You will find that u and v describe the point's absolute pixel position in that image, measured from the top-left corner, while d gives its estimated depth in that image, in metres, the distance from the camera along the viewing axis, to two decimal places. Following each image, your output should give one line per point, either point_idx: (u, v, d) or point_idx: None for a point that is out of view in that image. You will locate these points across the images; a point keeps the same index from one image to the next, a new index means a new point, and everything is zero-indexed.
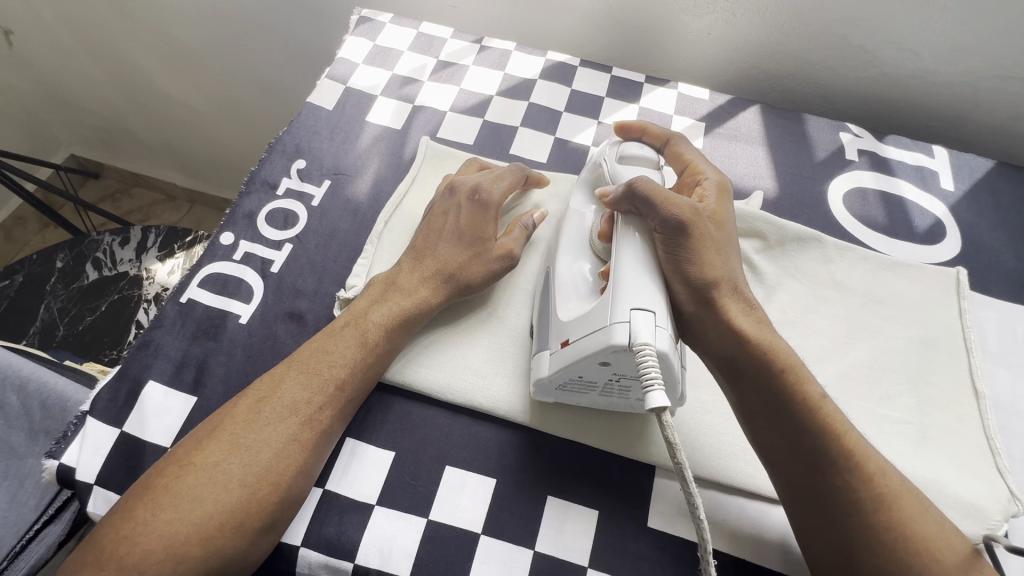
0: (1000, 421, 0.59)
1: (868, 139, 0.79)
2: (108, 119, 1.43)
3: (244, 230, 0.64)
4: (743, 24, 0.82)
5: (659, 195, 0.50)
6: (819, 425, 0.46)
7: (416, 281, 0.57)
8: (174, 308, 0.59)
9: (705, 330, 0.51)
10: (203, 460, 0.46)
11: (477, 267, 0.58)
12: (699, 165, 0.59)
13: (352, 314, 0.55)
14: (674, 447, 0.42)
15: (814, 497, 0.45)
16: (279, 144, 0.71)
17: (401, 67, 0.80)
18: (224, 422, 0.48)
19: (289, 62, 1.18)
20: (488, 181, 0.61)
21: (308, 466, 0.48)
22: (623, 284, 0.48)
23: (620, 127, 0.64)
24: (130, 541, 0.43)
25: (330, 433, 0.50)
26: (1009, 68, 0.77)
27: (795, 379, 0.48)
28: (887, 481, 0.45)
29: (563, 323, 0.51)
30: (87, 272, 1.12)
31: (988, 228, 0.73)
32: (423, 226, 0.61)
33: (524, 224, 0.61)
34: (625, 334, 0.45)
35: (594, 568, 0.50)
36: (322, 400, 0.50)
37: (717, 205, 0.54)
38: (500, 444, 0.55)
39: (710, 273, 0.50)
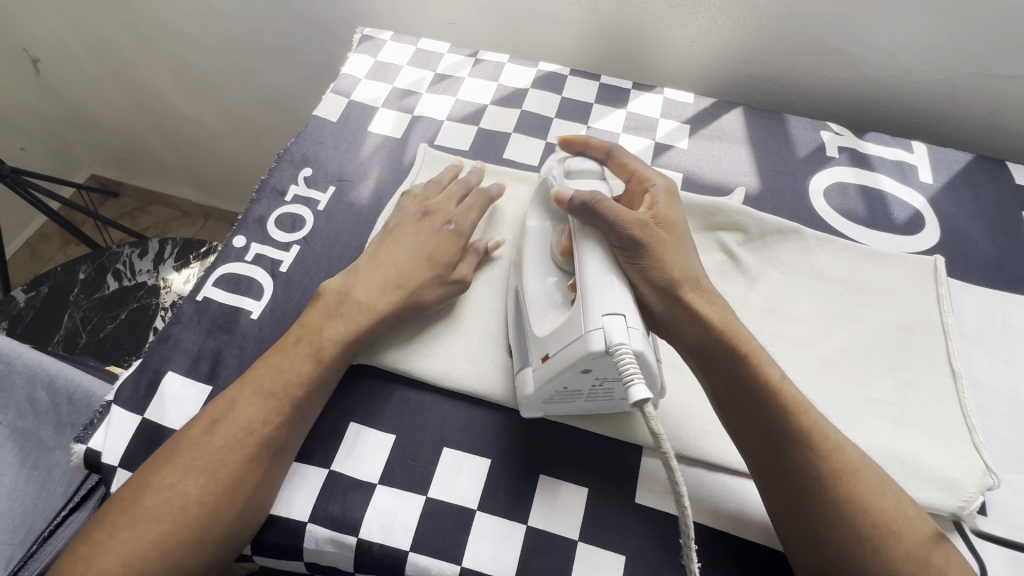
0: (979, 401, 0.61)
1: (848, 136, 0.82)
2: (128, 141, 1.50)
3: (254, 233, 0.69)
4: (725, 31, 0.86)
5: (609, 209, 0.54)
6: (781, 405, 0.49)
7: (372, 291, 0.59)
8: (190, 305, 0.63)
9: (677, 326, 0.54)
10: (160, 482, 0.49)
11: (434, 290, 0.61)
12: (645, 173, 0.63)
13: (306, 331, 0.58)
14: (658, 436, 0.44)
15: (779, 475, 0.48)
16: (287, 154, 0.76)
17: (401, 81, 0.85)
18: (183, 445, 0.51)
19: (296, 81, 1.24)
20: (460, 213, 0.67)
21: (262, 480, 0.51)
22: (591, 291, 0.51)
23: (563, 141, 0.67)
24: (88, 561, 0.45)
25: (284, 449, 0.53)
26: (982, 65, 0.80)
27: (758, 364, 0.51)
28: (845, 457, 0.48)
29: (542, 338, 0.54)
30: (108, 283, 1.18)
31: (967, 218, 0.75)
32: (383, 240, 0.64)
33: (463, 246, 0.65)
34: (601, 339, 0.48)
35: (583, 541, 0.52)
36: (278, 420, 0.53)
37: (667, 211, 0.59)
38: (495, 424, 0.58)
39: (672, 272, 0.54)
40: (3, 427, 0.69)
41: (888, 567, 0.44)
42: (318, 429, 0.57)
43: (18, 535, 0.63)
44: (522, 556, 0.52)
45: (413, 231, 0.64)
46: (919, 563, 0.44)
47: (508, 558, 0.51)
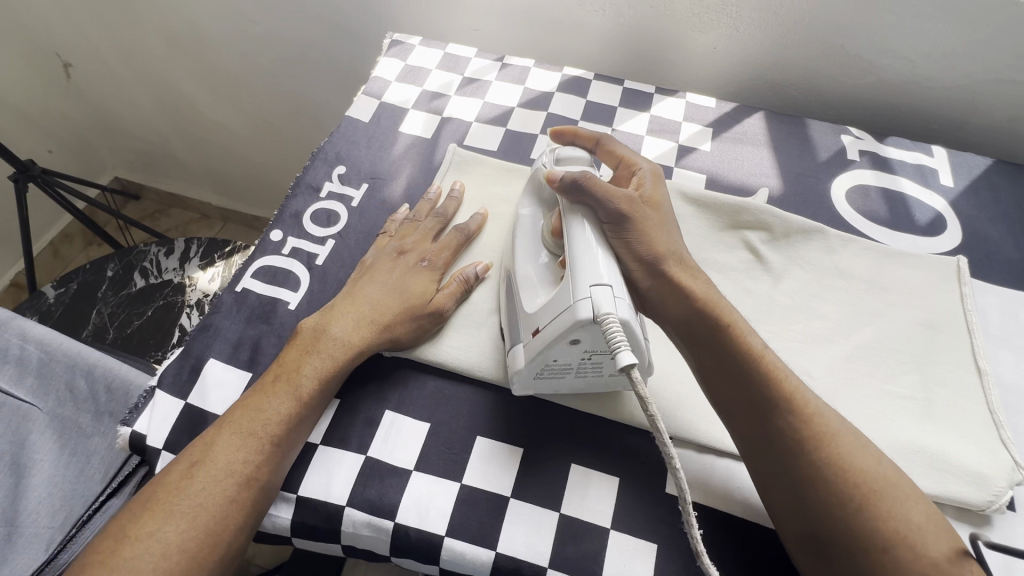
0: (1005, 399, 0.61)
1: (868, 140, 0.83)
2: (152, 143, 1.54)
3: (291, 228, 0.71)
4: (746, 38, 0.88)
5: (599, 187, 0.56)
6: (760, 373, 0.51)
7: (347, 327, 0.59)
8: (230, 296, 0.65)
9: (661, 301, 0.56)
10: (139, 531, 0.46)
11: (408, 324, 0.60)
12: (631, 158, 0.65)
13: (284, 364, 0.57)
14: (646, 401, 0.45)
15: (762, 442, 0.50)
16: (322, 152, 0.78)
17: (430, 84, 0.88)
18: (161, 490, 0.49)
19: (318, 85, 1.27)
20: (433, 250, 0.66)
21: (242, 522, 0.49)
22: (579, 265, 0.52)
23: (555, 133, 0.70)
24: None
25: (266, 488, 0.51)
26: (1001, 71, 0.81)
27: (738, 336, 0.53)
28: (824, 420, 0.49)
29: (531, 315, 0.55)
30: (135, 280, 1.21)
31: (987, 220, 0.76)
32: (359, 276, 0.64)
33: (436, 283, 0.64)
34: (588, 308, 0.48)
35: (615, 529, 0.53)
36: (260, 459, 0.51)
37: (653, 191, 0.62)
38: (527, 414, 0.59)
39: (655, 245, 0.57)
40: (44, 414, 0.71)
41: (871, 528, 0.45)
42: (354, 416, 0.59)
43: (59, 520, 0.65)
44: (556, 542, 0.53)
45: (384, 269, 0.64)
46: (901, 522, 0.45)
47: (542, 544, 0.52)
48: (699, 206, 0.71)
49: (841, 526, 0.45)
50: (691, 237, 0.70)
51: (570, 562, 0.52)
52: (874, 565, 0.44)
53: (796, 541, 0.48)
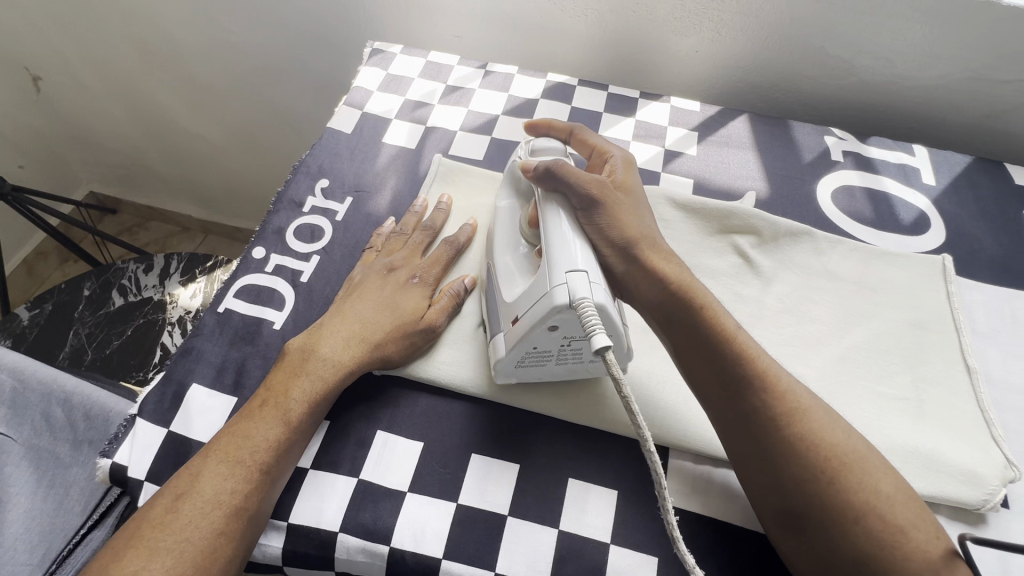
0: (994, 396, 0.62)
1: (851, 141, 0.84)
2: (128, 156, 1.50)
3: (274, 244, 0.69)
4: (727, 41, 0.89)
5: (569, 174, 0.56)
6: (735, 352, 0.51)
7: (338, 345, 0.57)
8: (212, 317, 0.63)
9: (636, 286, 0.55)
10: (119, 573, 0.44)
11: (398, 343, 0.59)
12: (603, 146, 0.65)
13: (270, 386, 0.55)
14: (621, 388, 0.45)
15: (738, 422, 0.50)
16: (304, 165, 0.76)
17: (413, 93, 0.86)
18: (144, 526, 0.47)
19: (296, 94, 1.24)
20: (423, 267, 0.64)
21: (231, 555, 0.47)
22: (554, 255, 0.52)
23: (530, 126, 0.69)
24: None
25: (256, 518, 0.50)
26: (977, 71, 0.82)
27: (710, 314, 0.53)
28: (796, 397, 0.49)
29: (511, 304, 0.56)
30: (113, 299, 1.17)
31: (970, 218, 0.77)
32: (343, 292, 0.63)
33: (428, 298, 0.63)
34: (565, 294, 0.49)
35: (615, 544, 0.52)
36: (249, 488, 0.49)
37: (624, 177, 0.61)
38: (523, 429, 0.58)
39: (627, 230, 0.56)
40: (20, 445, 0.67)
41: (842, 501, 0.45)
42: (344, 439, 0.57)
43: (37, 556, 0.63)
44: (556, 560, 0.52)
45: (374, 285, 0.62)
46: (872, 492, 0.46)
47: (542, 563, 0.51)
48: (688, 211, 0.71)
49: (812, 498, 0.46)
50: (680, 242, 0.70)
51: None
52: (846, 536, 0.44)
53: (772, 519, 0.48)
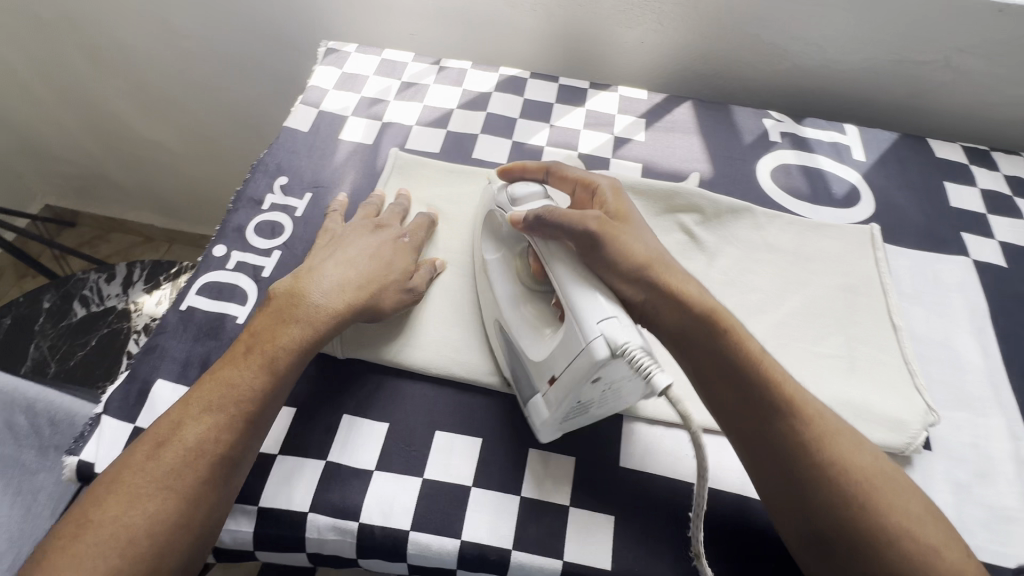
0: (918, 350, 0.67)
1: (788, 123, 0.89)
2: (86, 167, 1.47)
3: (234, 242, 0.70)
4: (670, 32, 0.93)
5: (565, 217, 0.55)
6: (760, 381, 0.51)
7: (327, 295, 0.58)
8: (175, 315, 0.64)
9: (658, 313, 0.54)
10: (102, 517, 0.45)
11: (390, 296, 0.62)
12: (588, 176, 0.64)
13: (255, 338, 0.56)
14: (688, 419, 0.44)
15: (772, 452, 0.50)
16: (262, 164, 0.78)
17: (368, 90, 0.88)
18: (126, 468, 0.48)
19: (254, 96, 1.24)
20: (410, 232, 0.68)
21: (215, 498, 0.49)
22: (577, 307, 0.50)
23: (501, 171, 0.67)
24: None
25: (239, 463, 0.51)
26: (898, 53, 0.88)
27: (735, 340, 0.52)
28: (824, 422, 0.50)
29: (542, 363, 0.53)
30: (75, 310, 1.15)
31: (897, 190, 0.83)
32: (324, 249, 0.63)
33: (414, 259, 0.67)
34: (604, 345, 0.47)
35: (575, 507, 0.56)
36: (232, 435, 0.51)
37: (618, 206, 0.60)
38: (484, 405, 0.61)
39: (639, 259, 0.55)
40: None
41: (873, 523, 0.45)
42: (312, 425, 0.59)
43: (5, 563, 0.63)
44: (519, 525, 0.54)
45: (362, 243, 0.64)
46: (904, 514, 0.46)
47: (505, 529, 0.54)
48: (635, 193, 0.75)
49: (845, 523, 0.46)
50: None
51: (534, 541, 0.54)
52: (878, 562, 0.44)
53: (801, 545, 0.48)
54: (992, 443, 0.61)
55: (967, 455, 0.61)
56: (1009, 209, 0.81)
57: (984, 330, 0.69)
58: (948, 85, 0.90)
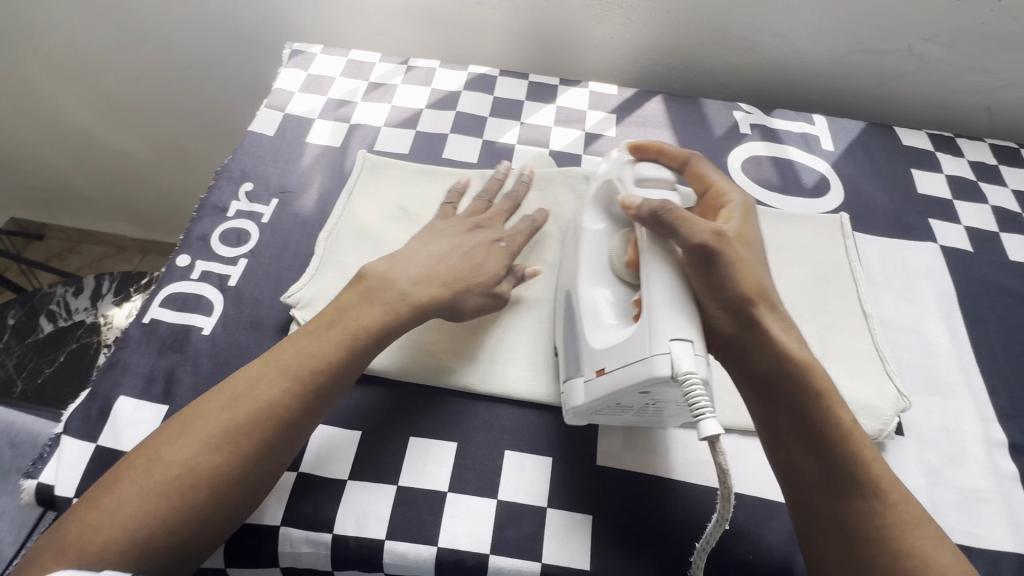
0: (889, 336, 0.68)
1: (757, 114, 0.90)
2: (49, 178, 1.43)
3: (198, 251, 0.69)
4: (639, 26, 0.93)
5: (681, 219, 0.52)
6: (849, 445, 0.50)
7: (412, 282, 0.57)
8: (137, 328, 0.62)
9: (747, 351, 0.53)
10: (173, 455, 0.46)
11: (473, 300, 0.60)
12: (721, 187, 0.62)
13: (338, 312, 0.55)
14: (725, 472, 0.45)
15: (842, 519, 0.48)
16: (226, 171, 0.76)
17: (335, 92, 0.87)
18: (197, 413, 0.49)
19: (221, 96, 1.21)
20: (506, 233, 0.66)
21: (271, 461, 0.49)
22: (656, 313, 0.50)
23: (636, 146, 0.65)
24: (91, 532, 0.43)
25: (305, 428, 0.51)
26: (863, 43, 0.89)
27: (827, 399, 0.51)
28: (909, 509, 0.48)
29: (597, 352, 0.54)
30: (42, 325, 1.12)
31: (865, 178, 0.84)
32: (419, 241, 0.62)
33: (508, 265, 0.64)
34: (667, 365, 0.47)
35: (552, 507, 0.55)
36: (302, 402, 0.50)
37: (742, 226, 0.57)
38: (459, 409, 0.60)
39: (745, 291, 0.52)
40: None
41: None
42: None
43: None
44: (496, 528, 0.54)
45: (457, 236, 0.63)
46: None
47: (483, 533, 0.53)
48: None
49: None
50: None
51: (511, 545, 0.53)
52: None
53: None
54: (961, 426, 0.62)
55: (938, 438, 0.61)
56: (974, 194, 0.83)
57: (951, 315, 0.71)
58: (913, 73, 0.92)
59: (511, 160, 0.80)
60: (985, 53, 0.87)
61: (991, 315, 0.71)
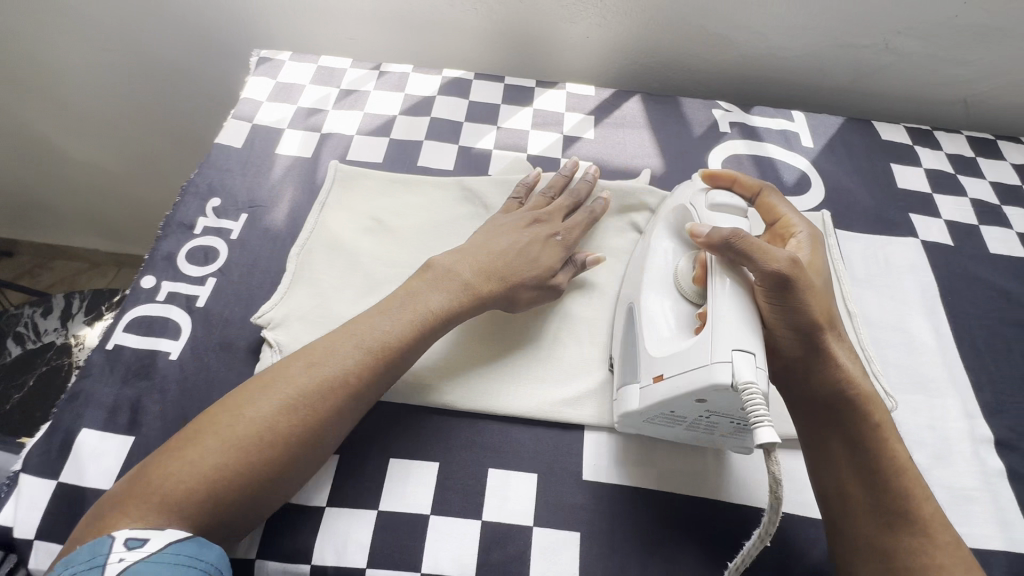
0: (873, 335, 0.68)
1: (737, 112, 0.89)
2: (17, 195, 1.37)
3: (164, 271, 0.66)
4: (615, 26, 0.91)
5: (755, 248, 0.52)
6: (900, 478, 0.51)
7: (473, 275, 0.59)
8: (101, 355, 0.60)
9: (808, 377, 0.55)
10: (251, 412, 0.48)
11: (529, 293, 0.62)
12: (791, 218, 0.64)
13: (407, 296, 0.57)
14: (777, 483, 0.44)
15: (887, 548, 0.50)
16: (192, 186, 0.73)
17: (305, 100, 0.84)
18: (273, 377, 0.50)
19: (190, 101, 1.17)
20: (566, 228, 0.66)
21: (338, 426, 0.51)
22: (721, 325, 0.50)
23: (711, 175, 0.66)
24: (175, 476, 0.44)
25: (369, 398, 0.53)
26: (839, 38, 0.89)
27: (883, 433, 0.53)
28: (957, 551, 0.49)
29: (656, 359, 0.54)
30: (9, 349, 1.08)
31: (845, 174, 0.83)
32: (488, 243, 0.63)
33: (562, 258, 0.65)
34: (727, 372, 0.47)
35: (538, 526, 0.54)
36: (370, 376, 0.52)
37: (811, 258, 0.60)
38: (441, 427, 0.58)
39: (819, 319, 0.53)
40: None
41: None
42: None
43: None
44: (481, 551, 0.52)
45: (517, 230, 0.64)
46: None
47: (467, 556, 0.52)
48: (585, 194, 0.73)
49: None
50: None
51: (496, 567, 0.52)
52: None
53: None
54: (948, 423, 0.62)
55: (925, 437, 0.61)
56: (953, 187, 0.83)
57: (935, 310, 0.70)
58: (889, 67, 0.91)
59: (488, 166, 0.78)
60: (959, 45, 0.87)
61: (973, 310, 0.71)
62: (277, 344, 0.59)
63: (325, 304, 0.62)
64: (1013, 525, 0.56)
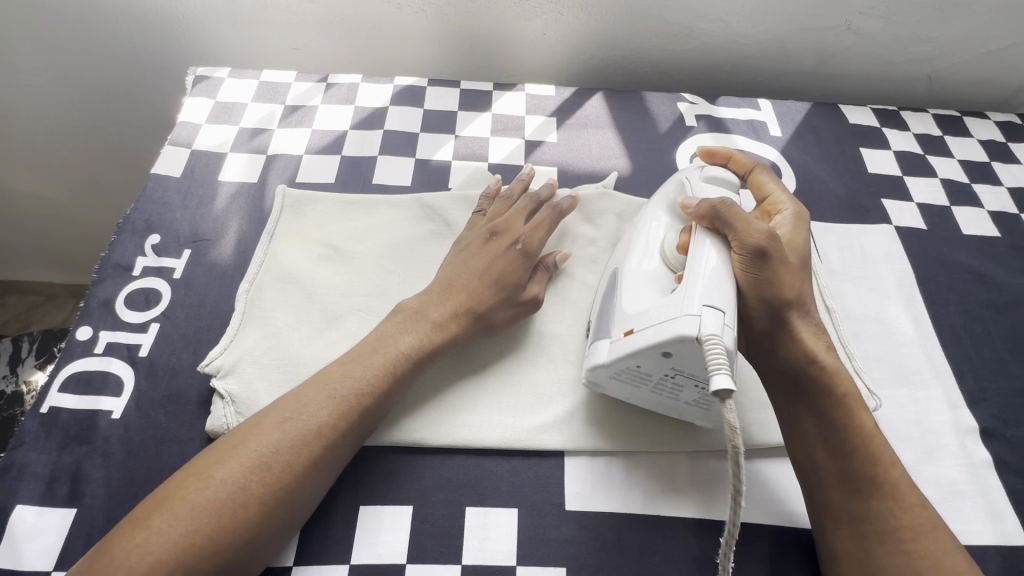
0: (854, 329, 0.66)
1: (702, 104, 0.86)
2: None
3: (101, 320, 0.61)
4: (572, 21, 0.88)
5: (738, 217, 0.52)
6: (866, 446, 0.50)
7: (443, 308, 0.57)
8: (34, 420, 0.55)
9: (778, 350, 0.53)
10: (223, 473, 0.45)
11: (502, 313, 0.59)
12: (779, 196, 0.62)
13: (378, 339, 0.54)
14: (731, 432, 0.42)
15: (854, 516, 0.48)
16: (128, 223, 0.68)
17: (248, 120, 0.79)
18: (245, 434, 0.47)
19: (128, 122, 1.09)
20: (529, 231, 0.62)
21: (315, 485, 0.48)
22: (700, 282, 0.48)
23: (708, 151, 0.66)
24: (141, 550, 0.41)
25: (344, 450, 0.50)
26: (800, 21, 0.86)
27: (853, 406, 0.52)
28: (922, 513, 0.48)
29: (629, 315, 0.52)
30: None
31: (815, 162, 0.81)
32: (457, 260, 0.61)
33: (529, 267, 0.61)
34: (694, 326, 0.45)
35: (521, 565, 0.51)
36: (346, 425, 0.49)
37: (791, 234, 0.58)
38: (412, 467, 0.55)
39: (787, 292, 0.52)
40: None
41: None
42: None
43: None
44: None
45: (478, 251, 0.61)
46: None
47: None
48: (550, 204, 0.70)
49: None
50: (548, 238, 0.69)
51: None
52: None
53: None
54: (933, 416, 0.61)
55: (911, 433, 0.59)
56: (922, 168, 0.81)
57: (912, 299, 0.69)
58: (852, 48, 0.90)
59: (447, 180, 0.74)
60: (920, 22, 0.86)
61: (950, 295, 0.70)
62: (228, 394, 0.55)
63: (280, 344, 0.58)
64: (1003, 517, 0.56)
